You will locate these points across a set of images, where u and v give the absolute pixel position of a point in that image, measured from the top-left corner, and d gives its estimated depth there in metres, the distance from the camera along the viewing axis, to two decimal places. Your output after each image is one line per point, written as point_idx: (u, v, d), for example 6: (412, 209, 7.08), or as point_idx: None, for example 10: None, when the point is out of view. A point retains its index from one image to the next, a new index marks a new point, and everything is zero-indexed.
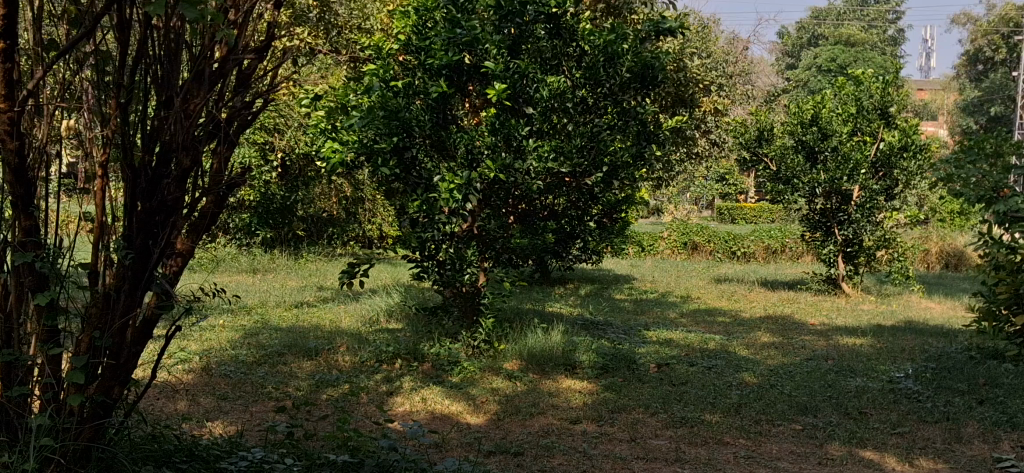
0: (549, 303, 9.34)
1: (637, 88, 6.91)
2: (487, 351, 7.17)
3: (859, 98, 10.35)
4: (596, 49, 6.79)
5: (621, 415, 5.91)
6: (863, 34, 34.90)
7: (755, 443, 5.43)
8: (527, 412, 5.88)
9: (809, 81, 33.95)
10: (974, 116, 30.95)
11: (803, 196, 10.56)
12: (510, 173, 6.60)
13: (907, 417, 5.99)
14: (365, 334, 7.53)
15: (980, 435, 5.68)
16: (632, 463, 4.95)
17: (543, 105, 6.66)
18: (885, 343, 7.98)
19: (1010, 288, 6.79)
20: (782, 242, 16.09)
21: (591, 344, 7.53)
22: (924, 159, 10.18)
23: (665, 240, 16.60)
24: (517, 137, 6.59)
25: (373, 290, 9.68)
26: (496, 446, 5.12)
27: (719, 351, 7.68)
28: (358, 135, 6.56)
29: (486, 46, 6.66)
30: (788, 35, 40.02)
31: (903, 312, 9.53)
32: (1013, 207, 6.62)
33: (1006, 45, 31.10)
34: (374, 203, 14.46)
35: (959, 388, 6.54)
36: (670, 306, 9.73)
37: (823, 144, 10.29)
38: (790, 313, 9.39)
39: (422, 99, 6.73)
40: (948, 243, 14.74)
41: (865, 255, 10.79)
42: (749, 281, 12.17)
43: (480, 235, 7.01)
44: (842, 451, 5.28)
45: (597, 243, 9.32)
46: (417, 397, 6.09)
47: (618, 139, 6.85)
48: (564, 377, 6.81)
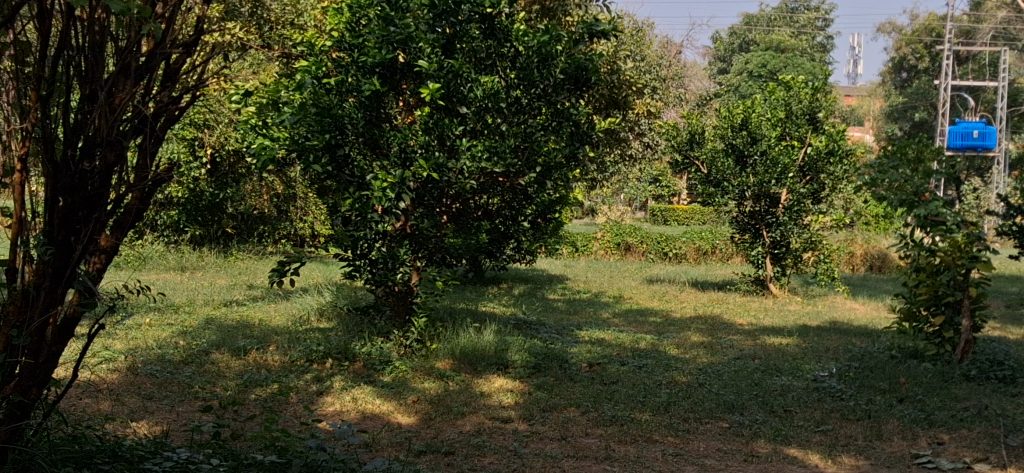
0: (482, 302, 9.38)
1: (571, 89, 6.49)
2: (419, 351, 6.71)
3: (789, 103, 10.57)
4: (529, 50, 6.32)
5: (551, 415, 5.57)
6: (792, 42, 36.26)
7: (682, 441, 5.15)
8: (457, 411, 5.53)
9: (741, 85, 34.91)
10: (898, 121, 30.99)
11: (733, 198, 10.83)
12: (443, 174, 6.14)
13: (831, 415, 5.71)
14: (295, 334, 7.13)
15: (898, 433, 5.40)
16: (562, 461, 4.68)
17: (477, 105, 6.18)
18: (810, 342, 8.03)
19: (931, 290, 7.03)
20: (712, 243, 16.35)
21: (524, 343, 7.13)
22: (851, 164, 10.51)
23: (599, 240, 16.84)
24: (451, 137, 6.18)
25: (305, 290, 9.48)
26: (426, 445, 4.82)
27: (650, 351, 7.43)
28: (288, 132, 6.13)
29: (420, 45, 6.12)
30: (718, 41, 40.76)
31: (828, 312, 9.85)
32: (934, 211, 6.84)
33: (929, 54, 30.62)
34: (306, 201, 14.12)
35: (881, 387, 6.25)
36: (602, 306, 9.78)
37: (752, 148, 10.54)
38: (719, 313, 9.59)
39: (355, 97, 6.20)
40: (871, 247, 15.22)
41: (791, 256, 11.14)
42: (681, 282, 12.44)
43: (413, 235, 6.57)
44: (767, 449, 5.02)
45: (530, 244, 9.38)
46: (347, 398, 5.70)
47: (551, 140, 6.42)
48: (496, 377, 6.37)
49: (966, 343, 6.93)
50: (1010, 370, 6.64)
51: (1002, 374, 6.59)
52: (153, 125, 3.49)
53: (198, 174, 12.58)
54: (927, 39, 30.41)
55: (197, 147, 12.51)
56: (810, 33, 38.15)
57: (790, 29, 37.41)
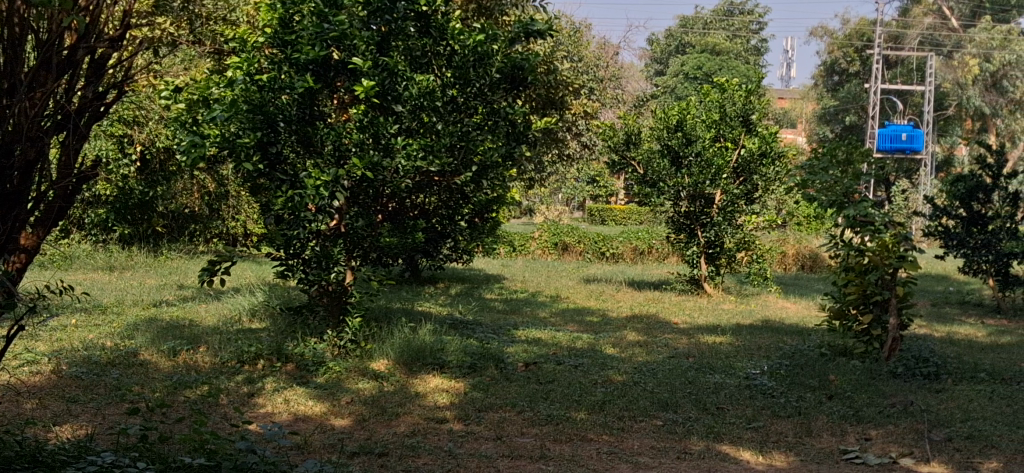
0: (417, 302, 9.35)
1: (507, 89, 6.51)
2: (353, 351, 6.65)
3: (723, 105, 10.69)
4: (465, 49, 6.30)
5: (487, 415, 5.56)
6: (728, 44, 36.82)
7: (617, 439, 5.18)
8: (392, 412, 5.50)
9: (677, 88, 35.36)
10: (830, 123, 31.66)
11: (668, 199, 10.95)
12: (378, 173, 6.06)
13: (762, 412, 5.79)
14: (226, 335, 7.00)
15: (828, 429, 5.49)
16: (497, 462, 4.68)
17: (413, 103, 6.17)
18: (743, 341, 8.15)
19: (860, 289, 7.14)
20: (648, 243, 16.47)
21: (460, 343, 7.09)
22: (783, 165, 10.68)
23: (536, 240, 16.92)
24: (386, 135, 6.13)
25: (237, 290, 9.34)
26: (360, 447, 4.78)
27: (586, 350, 7.45)
28: (218, 130, 6.00)
29: (355, 43, 6.10)
30: (655, 43, 41.24)
31: (761, 311, 10.00)
32: (863, 212, 7.00)
33: (860, 58, 31.30)
34: (238, 200, 13.87)
35: (811, 384, 6.37)
36: (539, 305, 9.80)
37: (687, 149, 10.66)
38: (655, 312, 9.67)
39: (288, 94, 6.09)
40: (803, 247, 15.50)
41: (725, 256, 11.30)
42: (617, 281, 12.50)
43: (348, 234, 6.49)
44: (700, 446, 5.07)
45: (467, 244, 9.35)
46: (279, 399, 5.62)
47: (488, 140, 6.39)
48: (431, 377, 6.34)
49: (894, 341, 7.06)
50: (935, 368, 6.81)
51: (927, 371, 6.76)
52: (77, 120, 3.48)
53: (127, 172, 12.32)
54: (858, 43, 31.06)
55: (126, 144, 12.21)
56: (745, 36, 38.72)
57: (726, 32, 37.97)
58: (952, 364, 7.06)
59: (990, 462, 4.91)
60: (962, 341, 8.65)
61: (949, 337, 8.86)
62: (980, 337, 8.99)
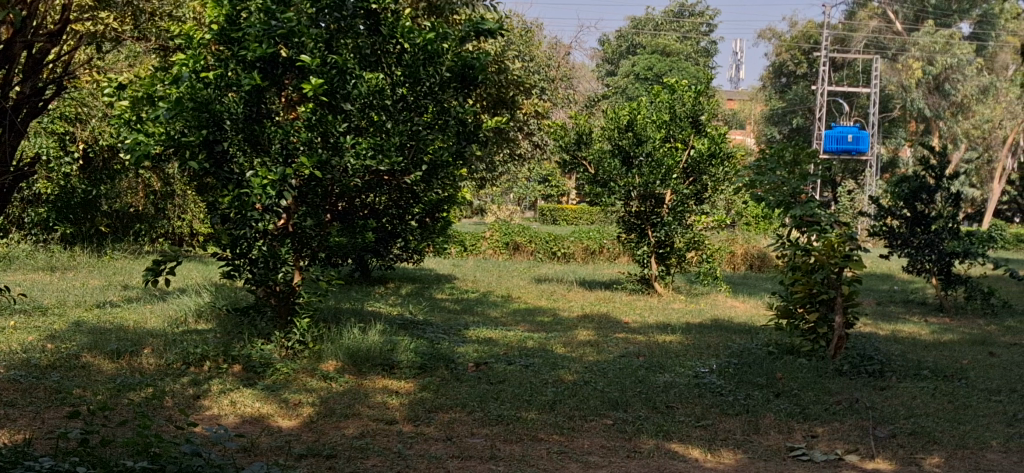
0: (367, 302, 9.29)
1: (457, 88, 6.48)
2: (302, 352, 6.58)
3: (673, 106, 10.75)
4: (415, 47, 6.29)
5: (437, 415, 5.53)
6: (678, 45, 37.13)
7: (567, 439, 5.19)
8: (342, 413, 5.45)
9: (628, 88, 35.64)
10: (778, 125, 32.23)
11: (619, 199, 10.99)
12: (326, 172, 6.06)
13: (710, 410, 5.84)
14: (172, 336, 6.88)
15: (775, 426, 5.55)
16: (447, 462, 4.65)
17: (362, 101, 6.14)
18: (692, 340, 8.21)
19: (806, 288, 7.21)
20: (600, 242, 16.51)
21: (410, 343, 7.05)
22: (732, 166, 10.81)
23: (487, 240, 16.93)
24: (335, 134, 6.08)
25: (183, 290, 9.18)
26: (308, 449, 4.72)
27: (537, 350, 7.47)
28: (164, 128, 5.87)
29: (303, 40, 6.04)
30: (607, 43, 41.51)
31: (710, 310, 10.11)
32: (810, 212, 7.07)
33: (807, 61, 31.74)
34: (184, 198, 13.66)
35: (759, 382, 6.43)
36: (490, 305, 9.80)
37: (637, 149, 10.70)
38: (605, 312, 9.71)
39: (235, 92, 6.04)
40: (751, 247, 15.69)
41: (675, 256, 11.40)
42: (569, 281, 12.51)
43: (297, 234, 6.43)
44: (649, 444, 5.10)
45: (418, 243, 9.31)
46: (226, 401, 5.54)
47: (438, 139, 6.37)
48: (381, 378, 6.29)
49: (840, 339, 7.18)
50: (879, 365, 6.93)
51: (871, 369, 6.88)
52: (12, 117, 3.45)
53: (69, 170, 12.06)
54: (805, 46, 31.50)
55: (68, 141, 11.95)
56: (695, 38, 39.08)
57: (676, 33, 38.28)
58: (896, 361, 7.19)
59: (932, 458, 5.01)
60: (905, 338, 8.83)
61: (894, 335, 9.03)
62: (923, 335, 9.18)
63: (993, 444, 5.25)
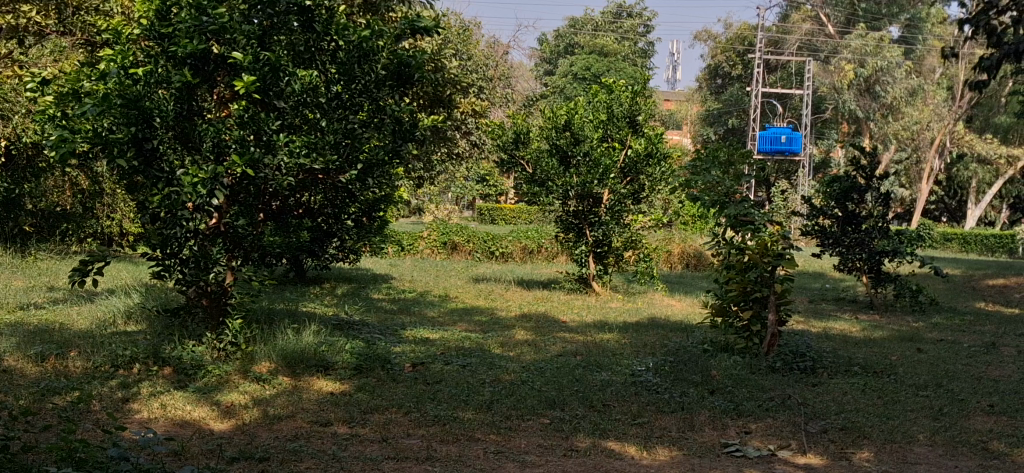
0: (302, 302, 9.18)
1: (393, 86, 6.48)
2: (234, 354, 6.46)
3: (611, 106, 10.80)
4: (349, 44, 6.24)
5: (373, 417, 5.48)
6: (615, 45, 37.41)
7: (504, 438, 5.18)
8: (275, 416, 5.37)
9: (566, 88, 35.86)
10: (713, 125, 32.67)
11: (557, 198, 11.00)
12: (259, 170, 5.96)
13: (647, 408, 5.88)
14: (100, 339, 6.69)
15: (709, 423, 5.61)
16: (382, 463, 4.61)
17: (295, 99, 6.07)
18: (630, 338, 8.27)
19: (741, 286, 7.27)
20: (538, 242, 16.52)
21: (345, 344, 6.98)
22: (668, 165, 10.89)
23: (425, 240, 16.90)
24: (267, 132, 5.96)
25: (111, 292, 8.96)
26: (240, 452, 4.64)
27: (475, 349, 7.45)
28: (91, 124, 5.74)
29: (235, 36, 5.99)
30: (546, 43, 41.68)
31: (647, 309, 10.19)
32: (743, 211, 7.17)
33: (742, 62, 32.23)
34: (113, 198, 13.33)
35: (694, 379, 6.50)
36: (428, 305, 9.76)
37: (575, 148, 10.72)
38: (543, 311, 9.75)
39: (165, 88, 5.89)
40: (687, 246, 15.88)
41: (613, 255, 11.50)
42: (506, 281, 12.49)
43: (228, 233, 6.37)
44: (586, 443, 5.11)
45: (354, 243, 9.22)
46: (156, 405, 5.42)
47: (374, 137, 6.37)
48: (316, 380, 6.21)
49: (773, 337, 7.30)
50: (810, 362, 7.06)
51: (803, 365, 7.01)
52: None
53: None
54: (739, 48, 31.97)
55: None
56: (633, 39, 39.40)
57: (614, 34, 38.55)
58: (828, 358, 7.32)
59: (862, 452, 5.10)
60: (836, 335, 9.02)
61: (825, 332, 9.21)
62: (853, 332, 9.37)
63: (920, 438, 5.38)
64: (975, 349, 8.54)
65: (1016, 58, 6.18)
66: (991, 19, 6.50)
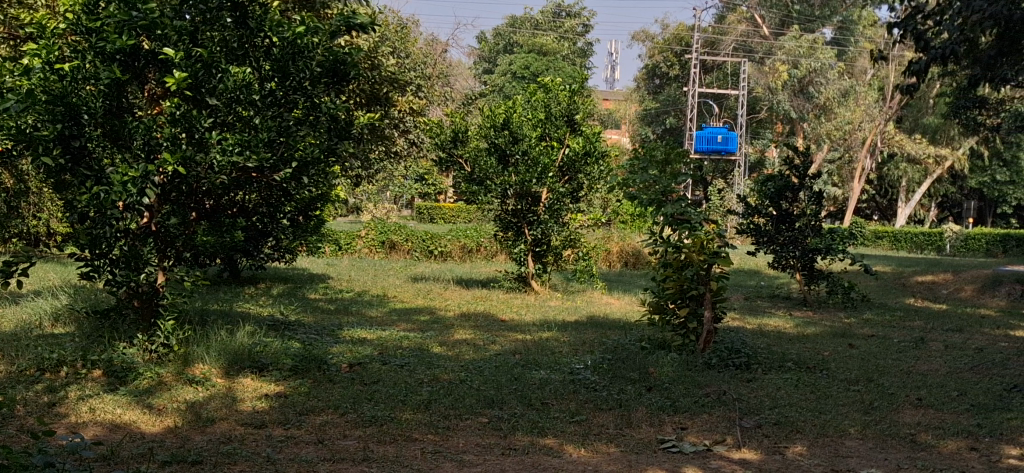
0: (237, 302, 9.04)
1: (328, 83, 6.40)
2: (167, 356, 6.32)
3: (548, 105, 10.86)
4: (283, 41, 6.15)
5: (308, 418, 5.41)
6: (555, 44, 37.59)
7: (442, 438, 5.16)
8: (208, 418, 5.27)
9: (505, 86, 35.92)
10: (652, 125, 33.03)
11: (496, 196, 10.98)
12: (190, 168, 5.86)
13: (584, 406, 5.90)
14: (24, 341, 6.50)
15: (646, 419, 5.65)
16: (318, 465, 4.56)
17: (227, 96, 5.97)
18: (569, 336, 8.32)
19: (677, 284, 7.38)
20: (477, 241, 16.49)
21: (281, 345, 6.88)
22: (606, 164, 11.01)
23: (362, 239, 16.83)
24: (199, 129, 5.87)
25: (37, 294, 8.73)
26: (172, 455, 4.55)
27: (413, 349, 7.41)
28: (14, 121, 5.55)
29: (166, 32, 5.83)
30: (484, 42, 41.70)
31: (585, 307, 10.24)
32: (680, 209, 7.21)
33: (679, 62, 32.62)
34: (40, 197, 13.00)
35: (632, 377, 6.55)
36: (366, 305, 9.69)
37: (514, 147, 10.70)
38: (483, 310, 9.75)
39: (93, 84, 5.76)
40: (626, 244, 16.06)
41: (552, 254, 11.55)
42: (445, 280, 12.46)
43: (159, 233, 6.24)
44: (524, 441, 5.12)
45: (290, 242, 9.11)
46: (84, 409, 5.29)
47: (308, 135, 6.30)
48: (251, 381, 6.12)
49: (709, 334, 7.38)
50: (745, 358, 7.17)
51: (738, 362, 7.11)
52: None
53: None
54: (677, 48, 32.33)
55: None
56: (572, 38, 39.61)
57: (553, 33, 38.71)
58: (762, 354, 7.43)
59: (795, 447, 5.19)
60: (771, 332, 9.16)
61: (760, 328, 9.35)
62: (788, 328, 9.54)
63: (852, 432, 5.48)
64: (904, 344, 8.75)
65: (943, 62, 6.32)
66: (919, 24, 6.64)
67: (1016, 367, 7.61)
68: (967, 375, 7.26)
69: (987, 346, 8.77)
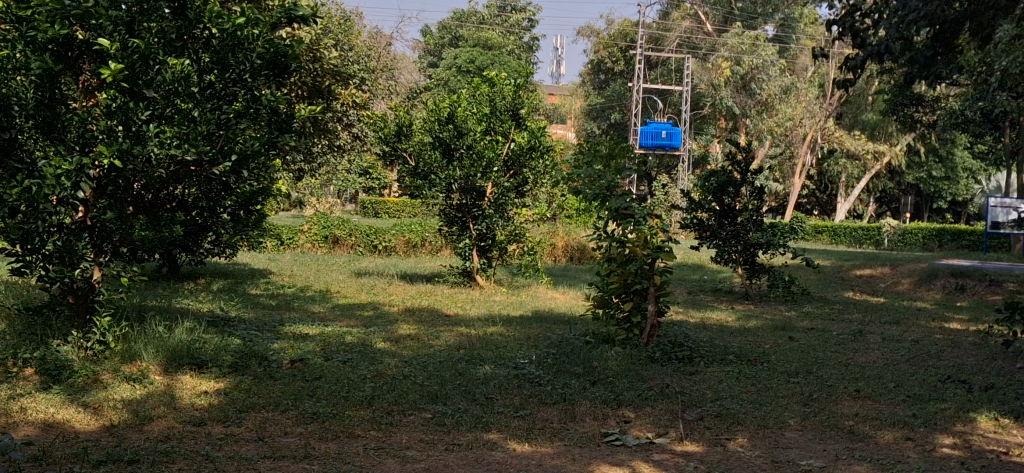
0: (176, 298, 8.89)
1: (269, 75, 6.33)
2: (103, 353, 6.18)
3: (493, 99, 10.80)
4: (223, 33, 6.04)
5: (249, 415, 5.33)
6: (500, 39, 37.58)
7: (385, 434, 5.11)
8: (145, 416, 5.16)
9: (450, 80, 35.84)
10: (597, 120, 33.22)
11: (440, 191, 10.94)
12: (127, 161, 5.69)
13: (529, 400, 5.91)
14: None
15: (591, 413, 5.67)
16: (258, 463, 4.49)
17: (165, 89, 5.85)
18: (514, 331, 8.33)
19: (621, 278, 7.39)
20: (422, 236, 16.45)
21: (220, 341, 6.76)
22: (551, 159, 11.04)
23: (305, 233, 16.67)
24: (136, 122, 5.73)
25: None
26: (107, 455, 4.45)
27: (356, 344, 7.34)
28: None
29: (100, 22, 5.72)
30: (429, 35, 41.52)
31: (531, 302, 10.26)
32: (625, 204, 7.23)
33: (624, 58, 32.82)
34: None
35: (576, 371, 6.57)
36: (310, 300, 9.59)
37: (458, 141, 10.65)
38: (427, 305, 9.71)
39: (23, 76, 5.61)
40: (571, 239, 16.13)
41: (497, 248, 11.57)
42: (389, 275, 12.40)
43: (95, 228, 6.08)
44: (467, 436, 5.10)
45: (230, 237, 8.97)
46: (15, 408, 5.14)
47: (248, 128, 6.17)
48: (190, 378, 6.00)
49: (653, 327, 7.46)
50: (687, 352, 7.25)
51: (681, 355, 7.18)
52: None
53: None
54: (622, 43, 32.54)
55: None
56: (518, 32, 39.64)
57: (499, 28, 38.70)
58: (705, 348, 7.52)
59: (736, 439, 5.24)
60: (713, 325, 9.27)
61: (703, 322, 9.45)
62: (730, 322, 9.66)
63: (792, 423, 5.56)
64: (842, 336, 8.90)
65: (880, 59, 6.43)
66: (856, 22, 6.75)
67: (950, 358, 7.79)
68: (903, 367, 7.41)
69: (922, 338, 8.96)
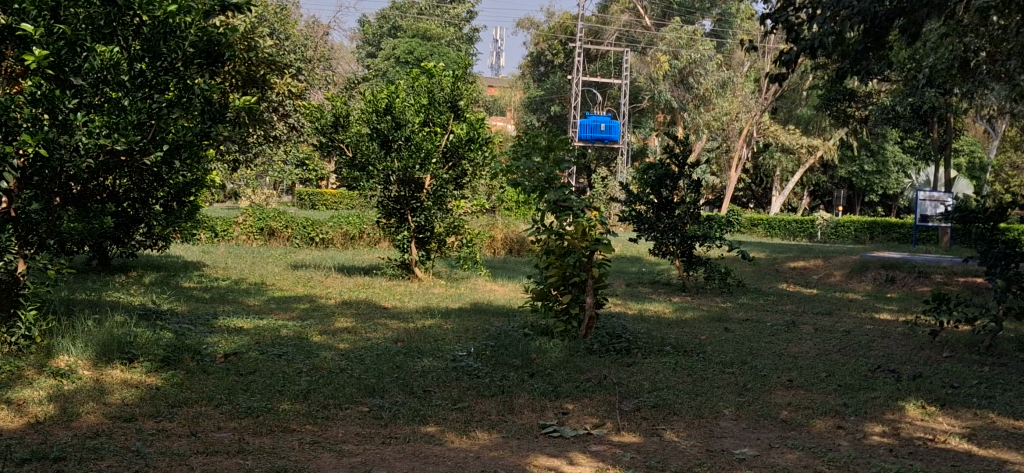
0: (105, 292, 8.68)
1: (202, 64, 6.23)
2: (29, 348, 6.00)
3: (431, 90, 10.74)
4: (154, 20, 5.88)
5: (181, 410, 5.23)
6: (439, 30, 37.40)
7: (321, 428, 5.05)
8: (72, 413, 5.03)
9: (388, 71, 35.57)
10: (536, 112, 33.28)
11: (378, 183, 10.82)
12: (53, 150, 5.53)
13: (467, 392, 5.89)
14: None
15: (529, 405, 5.68)
16: (190, 459, 4.39)
17: (93, 77, 5.69)
18: (452, 323, 8.30)
19: (560, 271, 7.38)
20: (360, 228, 16.29)
21: (151, 334, 6.60)
22: (490, 151, 11.03)
23: (240, 226, 16.41)
24: (63, 110, 5.58)
25: None
26: (31, 452, 4.32)
27: (292, 338, 7.25)
28: None
29: (22, 6, 5.51)
30: (367, 25, 41.15)
31: (469, 294, 10.25)
32: (563, 196, 7.26)
33: (563, 51, 32.89)
34: None
35: (514, 363, 6.57)
36: (245, 293, 9.46)
37: (396, 133, 10.54)
38: (364, 297, 9.64)
39: None
40: (510, 231, 16.12)
41: (435, 240, 11.49)
42: (326, 267, 12.28)
43: (20, 219, 5.90)
44: (404, 430, 5.06)
45: (161, 229, 8.78)
46: None
47: (178, 117, 6.07)
48: (120, 373, 5.85)
49: (591, 319, 7.48)
50: (625, 343, 7.31)
51: (618, 346, 7.25)
52: None
53: None
54: (561, 37, 32.62)
55: None
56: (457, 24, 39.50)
57: (438, 19, 38.52)
58: (641, 339, 7.59)
59: (672, 429, 5.29)
60: (650, 317, 9.35)
61: (641, 314, 9.54)
62: (666, 313, 9.76)
63: (726, 413, 5.64)
64: (776, 327, 9.05)
65: (813, 54, 6.52)
66: (790, 17, 6.85)
67: (880, 348, 7.97)
68: (835, 357, 7.55)
69: (853, 328, 9.16)
